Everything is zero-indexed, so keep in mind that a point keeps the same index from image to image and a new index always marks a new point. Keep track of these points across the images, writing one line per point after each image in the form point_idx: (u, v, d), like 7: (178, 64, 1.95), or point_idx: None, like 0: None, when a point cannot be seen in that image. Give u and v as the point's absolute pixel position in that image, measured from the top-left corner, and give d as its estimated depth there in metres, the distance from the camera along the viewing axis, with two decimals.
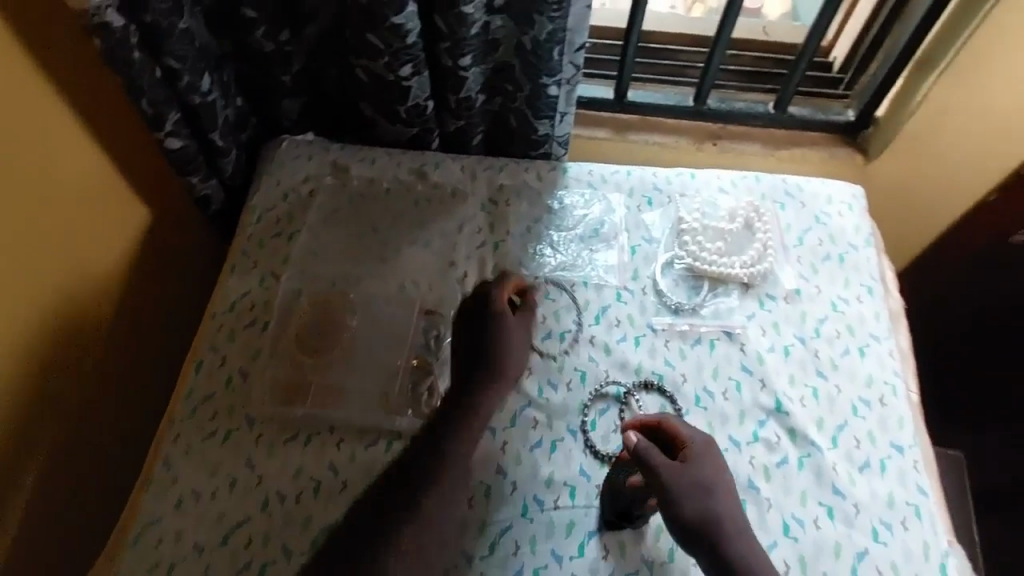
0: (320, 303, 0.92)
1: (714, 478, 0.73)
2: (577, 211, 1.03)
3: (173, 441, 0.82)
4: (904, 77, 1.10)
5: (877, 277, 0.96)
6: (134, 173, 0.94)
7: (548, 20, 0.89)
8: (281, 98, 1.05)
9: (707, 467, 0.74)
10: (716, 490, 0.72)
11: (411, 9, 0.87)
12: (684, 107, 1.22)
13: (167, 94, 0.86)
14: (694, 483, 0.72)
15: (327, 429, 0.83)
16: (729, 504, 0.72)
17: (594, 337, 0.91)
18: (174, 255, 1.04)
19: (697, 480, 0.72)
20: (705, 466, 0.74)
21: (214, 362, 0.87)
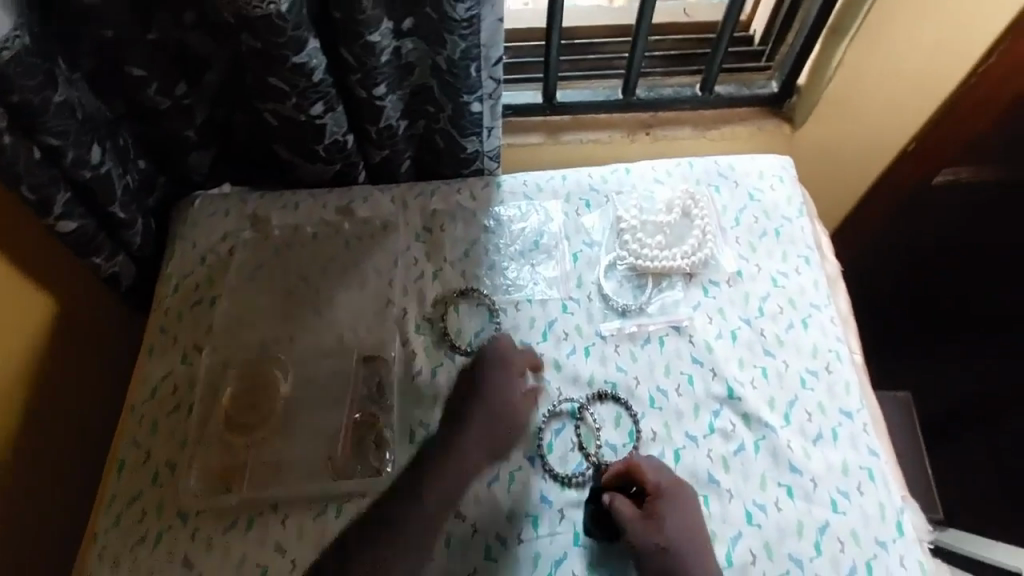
0: (248, 373, 0.87)
1: (682, 524, 0.73)
2: (515, 225, 0.99)
3: (99, 555, 0.77)
4: (820, 43, 1.09)
5: (813, 246, 0.95)
6: (32, 270, 0.90)
7: (460, 39, 0.84)
8: (190, 154, 1.01)
9: (672, 513, 0.74)
10: (683, 538, 0.72)
11: (313, 45, 0.82)
12: (613, 101, 1.19)
13: (52, 174, 0.83)
14: (659, 533, 0.72)
15: (270, 507, 0.79)
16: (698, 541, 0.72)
17: (544, 355, 0.88)
18: (90, 337, 1.01)
19: (660, 529, 0.73)
20: (672, 512, 0.74)
21: (137, 458, 0.83)
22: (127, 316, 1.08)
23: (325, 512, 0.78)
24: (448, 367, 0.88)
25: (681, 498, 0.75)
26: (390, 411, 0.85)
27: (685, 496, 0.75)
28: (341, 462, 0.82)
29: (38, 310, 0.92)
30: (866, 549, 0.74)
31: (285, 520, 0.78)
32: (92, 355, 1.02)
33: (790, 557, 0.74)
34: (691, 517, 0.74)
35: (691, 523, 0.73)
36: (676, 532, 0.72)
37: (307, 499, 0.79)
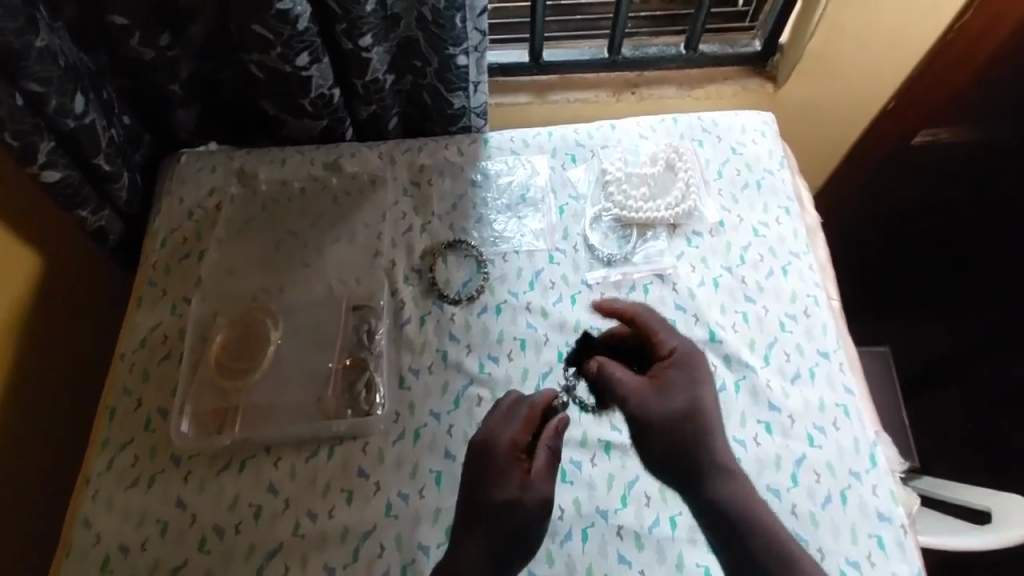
0: (239, 321, 0.89)
1: (694, 394, 0.67)
2: (502, 179, 1.00)
3: (93, 498, 0.78)
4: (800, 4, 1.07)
5: (793, 197, 0.96)
6: (18, 220, 0.90)
7: None
8: (174, 110, 1.01)
9: (683, 379, 0.68)
10: (696, 409, 0.66)
11: None
12: (599, 60, 1.19)
13: (35, 123, 0.82)
14: (662, 401, 0.66)
15: (263, 450, 0.81)
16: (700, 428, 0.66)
17: (530, 303, 0.89)
18: (77, 293, 1.01)
19: (672, 396, 0.67)
20: (682, 379, 0.68)
21: (129, 405, 0.84)
22: (114, 276, 1.08)
23: (317, 453, 0.80)
24: (436, 316, 0.89)
25: (693, 363, 0.70)
26: (380, 355, 0.86)
27: (699, 364, 0.70)
28: (331, 404, 0.84)
29: (24, 262, 0.92)
30: (841, 479, 0.76)
31: (277, 462, 0.80)
32: (80, 315, 1.02)
33: (769, 488, 0.76)
34: (706, 388, 0.69)
35: (703, 394, 0.68)
36: (688, 402, 0.67)
37: (298, 441, 0.81)
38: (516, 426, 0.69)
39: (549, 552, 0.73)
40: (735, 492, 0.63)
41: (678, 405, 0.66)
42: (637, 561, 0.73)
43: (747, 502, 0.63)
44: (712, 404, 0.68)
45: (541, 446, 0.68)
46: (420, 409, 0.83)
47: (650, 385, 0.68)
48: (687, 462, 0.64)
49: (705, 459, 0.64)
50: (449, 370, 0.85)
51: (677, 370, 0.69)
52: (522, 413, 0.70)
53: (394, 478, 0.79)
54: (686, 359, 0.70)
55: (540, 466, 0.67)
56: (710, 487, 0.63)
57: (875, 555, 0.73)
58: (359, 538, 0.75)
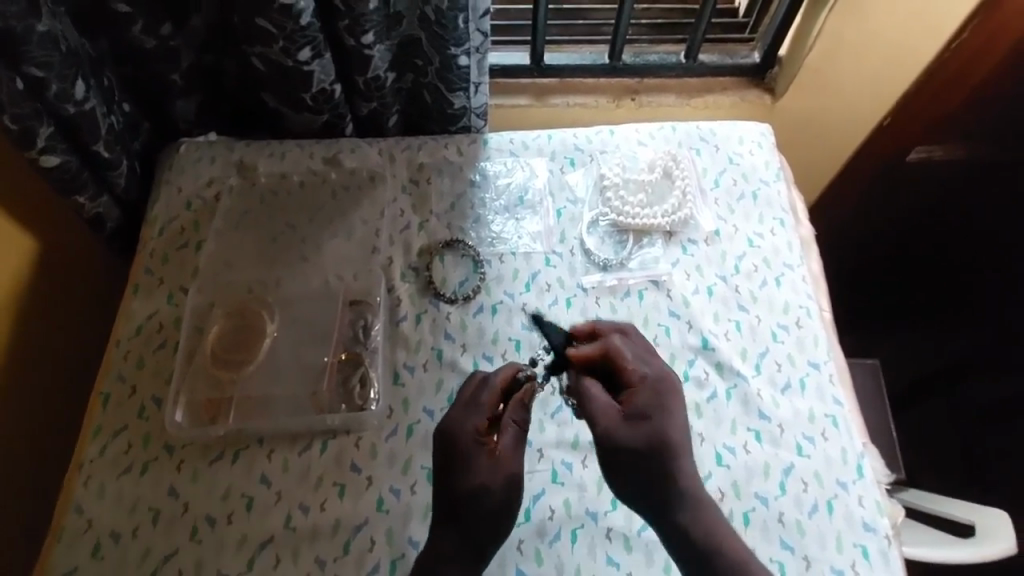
0: (235, 312, 0.89)
1: (662, 423, 0.67)
2: (500, 180, 1.01)
3: (84, 484, 0.78)
4: (795, 27, 1.12)
5: (788, 209, 0.98)
6: (15, 204, 0.90)
7: None
8: (175, 100, 1.01)
9: (650, 408, 0.68)
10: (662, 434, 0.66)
11: None
12: (600, 65, 1.20)
13: (34, 108, 0.82)
14: (628, 433, 0.66)
15: (256, 441, 0.81)
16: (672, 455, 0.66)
17: (526, 305, 0.90)
18: (73, 279, 1.01)
19: (637, 422, 0.67)
20: (650, 410, 0.68)
21: (123, 392, 0.84)
22: (111, 263, 1.08)
23: (311, 447, 0.81)
24: (432, 314, 0.89)
25: (662, 392, 0.69)
26: (375, 351, 0.87)
27: (668, 392, 0.70)
28: (325, 398, 0.84)
29: (22, 246, 0.92)
30: (828, 489, 0.78)
31: (271, 455, 0.80)
32: (75, 304, 1.02)
33: (757, 495, 0.77)
34: (675, 418, 0.68)
35: (672, 424, 0.67)
36: (654, 433, 0.66)
37: (292, 434, 0.81)
38: (478, 414, 0.68)
39: (539, 551, 0.74)
40: (699, 519, 0.65)
41: (642, 439, 0.66)
42: (625, 563, 0.74)
43: (711, 529, 0.65)
44: (676, 436, 0.67)
45: (505, 424, 0.69)
46: (414, 405, 0.83)
47: (618, 416, 0.68)
48: (652, 490, 0.66)
49: (671, 492, 0.65)
50: (444, 368, 0.86)
51: (645, 400, 0.69)
52: (483, 400, 0.69)
53: (387, 474, 0.79)
54: (656, 389, 0.70)
55: (506, 445, 0.68)
56: (675, 516, 0.65)
57: (859, 565, 0.74)
58: (352, 532, 0.76)
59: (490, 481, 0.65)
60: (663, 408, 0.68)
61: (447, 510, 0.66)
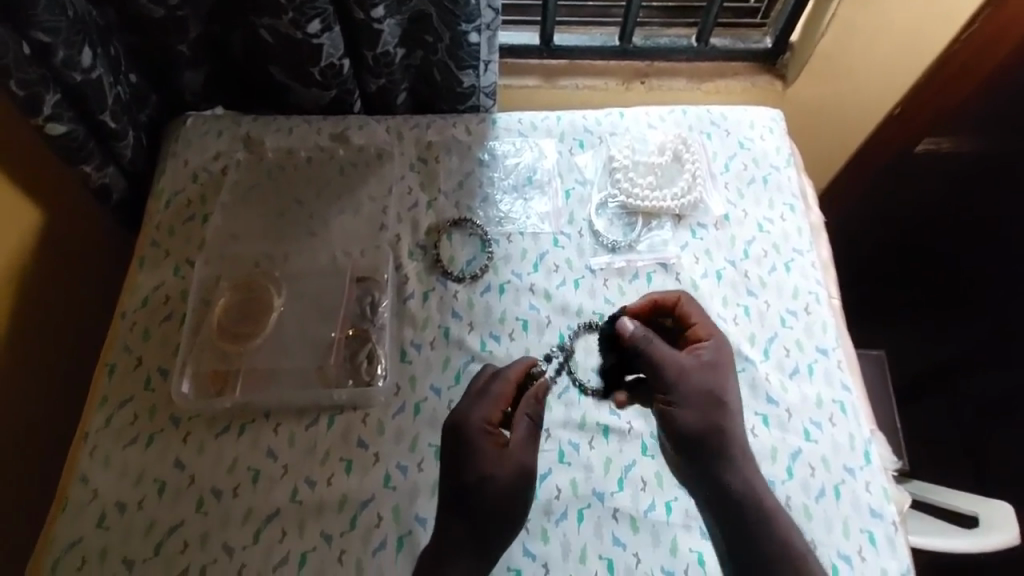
0: (242, 285, 0.89)
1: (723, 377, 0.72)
2: (509, 160, 1.00)
3: (90, 454, 0.78)
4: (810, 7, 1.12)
5: (798, 194, 0.97)
6: (20, 173, 0.89)
7: None
8: (182, 72, 0.99)
9: (715, 362, 0.73)
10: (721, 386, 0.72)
11: None
12: (610, 47, 1.19)
13: (41, 74, 0.81)
14: (697, 376, 0.71)
15: (262, 415, 0.81)
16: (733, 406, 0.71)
17: (534, 286, 0.90)
18: (78, 251, 1.00)
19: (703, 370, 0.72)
20: (714, 362, 0.73)
21: (129, 363, 0.83)
22: (116, 235, 1.07)
23: (317, 422, 0.81)
24: (439, 293, 0.89)
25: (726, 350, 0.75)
26: (382, 329, 0.87)
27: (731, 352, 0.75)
28: (332, 373, 0.84)
29: (27, 215, 0.91)
30: (835, 474, 0.78)
31: (277, 428, 0.80)
32: (79, 276, 1.01)
33: (764, 479, 0.77)
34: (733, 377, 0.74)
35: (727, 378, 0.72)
36: (717, 384, 0.71)
37: (298, 409, 0.81)
38: (488, 404, 0.69)
39: (545, 530, 0.74)
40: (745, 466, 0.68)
41: (709, 385, 0.71)
42: (631, 543, 0.74)
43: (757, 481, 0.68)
44: (731, 390, 0.72)
45: (519, 417, 0.70)
46: (420, 383, 0.83)
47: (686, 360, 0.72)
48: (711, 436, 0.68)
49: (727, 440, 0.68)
50: (451, 347, 0.85)
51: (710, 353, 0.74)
52: (494, 390, 0.70)
53: (394, 450, 0.79)
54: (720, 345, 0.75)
55: (518, 439, 0.68)
56: (728, 464, 0.67)
57: (866, 550, 0.74)
58: (358, 507, 0.76)
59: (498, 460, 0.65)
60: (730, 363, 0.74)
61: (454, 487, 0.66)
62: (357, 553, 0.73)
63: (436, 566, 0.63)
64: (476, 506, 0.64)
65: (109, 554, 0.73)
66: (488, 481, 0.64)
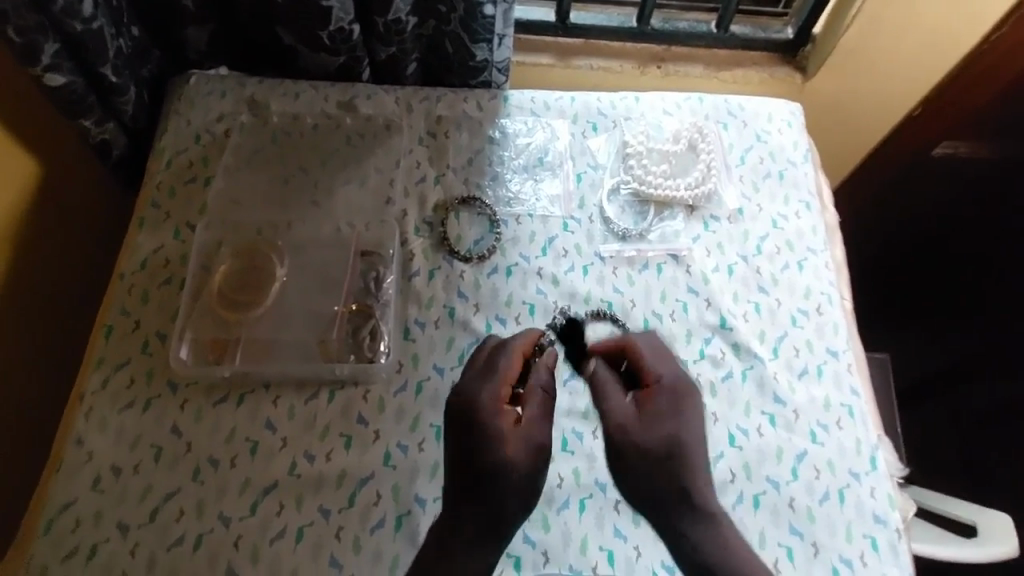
0: (245, 252, 0.86)
1: (678, 423, 0.63)
2: (521, 139, 0.98)
3: (85, 416, 0.76)
4: None
5: (813, 192, 0.96)
6: (17, 123, 0.85)
7: None
8: (186, 28, 0.96)
9: (666, 408, 0.64)
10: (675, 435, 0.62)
11: None
12: (627, 29, 1.16)
13: (41, 21, 0.78)
14: (640, 429, 0.63)
15: (262, 386, 0.79)
16: (693, 451, 0.63)
17: (542, 270, 0.88)
18: (76, 207, 0.97)
19: (648, 420, 0.63)
20: (665, 410, 0.64)
21: (126, 326, 0.81)
22: (116, 194, 1.04)
23: (317, 396, 0.79)
24: (445, 271, 0.87)
25: (681, 392, 0.66)
26: (386, 305, 0.85)
27: (689, 393, 0.66)
28: (334, 346, 0.82)
29: (23, 168, 0.88)
30: (840, 478, 0.77)
31: (276, 400, 0.78)
32: (76, 232, 0.98)
33: (768, 479, 0.77)
34: (691, 420, 0.64)
35: (685, 428, 0.63)
36: (666, 434, 0.62)
37: (298, 382, 0.79)
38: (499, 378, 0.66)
39: (546, 518, 0.73)
40: (716, 528, 0.60)
41: (655, 437, 0.62)
42: (632, 536, 0.73)
43: (726, 548, 0.59)
44: (688, 433, 0.63)
45: (531, 390, 0.66)
46: (423, 362, 0.81)
47: (628, 412, 0.64)
48: (662, 496, 0.61)
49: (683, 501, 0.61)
50: (456, 327, 0.84)
51: (660, 401, 0.65)
52: (501, 365, 0.67)
53: (395, 429, 0.78)
54: (675, 388, 0.66)
55: (530, 413, 0.64)
56: (691, 531, 0.60)
57: (868, 556, 0.74)
58: (357, 484, 0.75)
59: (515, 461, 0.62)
60: (692, 402, 0.66)
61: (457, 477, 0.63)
62: (355, 530, 0.72)
63: (439, 557, 0.62)
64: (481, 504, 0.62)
65: (103, 520, 0.71)
66: (504, 477, 0.61)
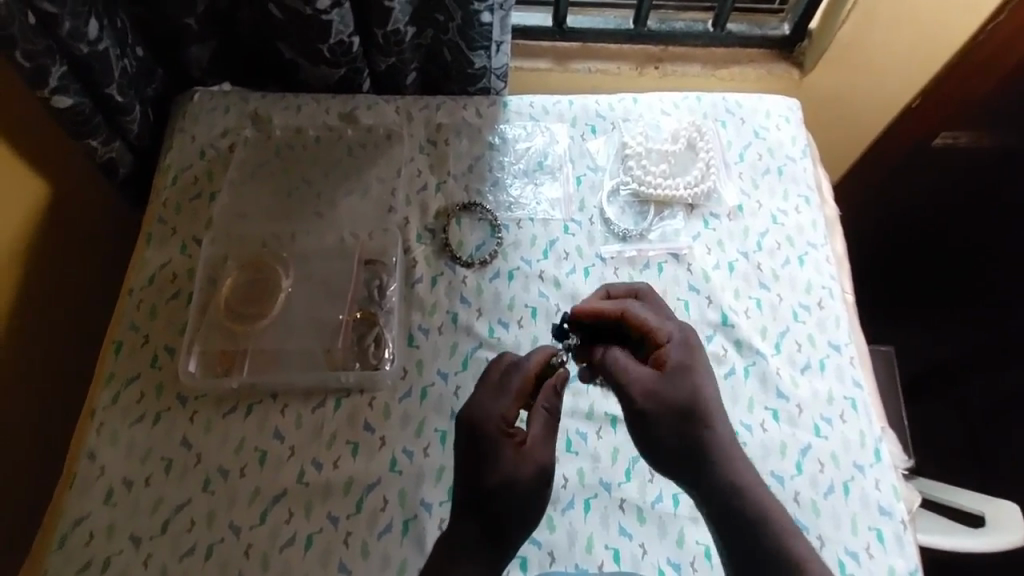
0: (250, 265, 0.88)
1: (696, 380, 0.65)
2: (520, 144, 0.99)
3: (97, 431, 0.78)
4: None
5: (813, 186, 0.96)
6: (25, 146, 0.87)
7: None
8: (189, 46, 0.97)
9: (682, 366, 0.66)
10: (695, 392, 0.64)
11: None
12: (624, 30, 1.16)
13: (47, 45, 0.79)
14: (661, 392, 0.64)
15: (270, 396, 0.80)
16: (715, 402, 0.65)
17: (544, 273, 0.89)
18: (84, 226, 0.99)
19: (668, 382, 0.65)
20: (681, 368, 0.66)
21: (135, 341, 0.83)
22: (122, 211, 1.06)
23: (324, 405, 0.80)
24: (448, 277, 0.88)
25: (692, 349, 0.68)
26: (390, 313, 0.86)
27: (700, 351, 0.68)
28: (339, 355, 0.84)
29: (32, 190, 0.90)
30: (845, 471, 0.77)
31: (284, 410, 0.80)
32: (84, 250, 1.00)
33: (773, 474, 0.77)
34: (706, 376, 0.66)
35: (701, 383, 0.65)
36: (686, 392, 0.64)
37: (305, 391, 0.81)
38: (508, 401, 0.66)
39: (551, 519, 0.74)
40: (739, 478, 0.62)
41: (677, 396, 0.64)
42: (637, 534, 0.74)
43: (751, 490, 0.61)
44: (706, 387, 0.65)
45: (537, 411, 0.68)
46: (428, 368, 0.82)
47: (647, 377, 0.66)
48: (688, 447, 0.63)
49: (706, 451, 0.63)
50: (459, 332, 0.85)
51: (675, 361, 0.66)
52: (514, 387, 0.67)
53: (400, 435, 0.79)
54: (685, 345, 0.68)
55: (534, 435, 0.66)
56: (717, 479, 0.62)
57: (873, 548, 0.74)
58: (363, 490, 0.75)
59: (516, 466, 0.63)
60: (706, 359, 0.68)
61: (461, 482, 0.64)
62: (363, 536, 0.73)
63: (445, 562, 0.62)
64: (485, 509, 0.62)
65: (115, 532, 0.73)
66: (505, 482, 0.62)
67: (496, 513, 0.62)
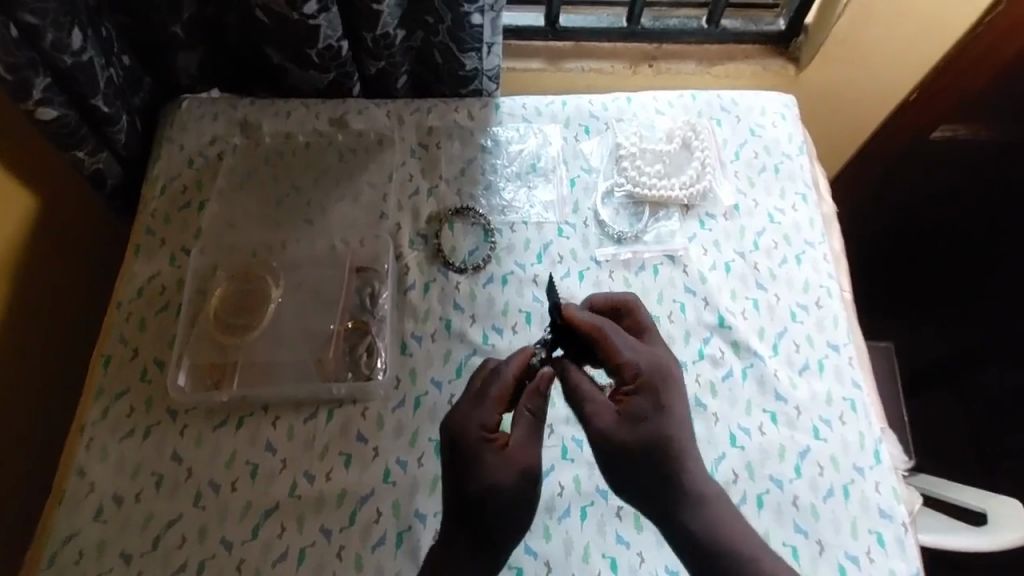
0: (239, 275, 0.87)
1: (663, 420, 0.63)
2: (513, 146, 0.97)
3: (87, 447, 0.77)
4: None
5: (810, 185, 0.94)
6: (9, 159, 0.86)
7: None
8: (176, 53, 0.96)
9: (649, 404, 0.64)
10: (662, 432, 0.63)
11: None
12: (617, 29, 1.15)
13: (29, 56, 0.78)
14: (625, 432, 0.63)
15: (261, 408, 0.79)
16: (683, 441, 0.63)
17: (538, 277, 0.87)
18: (72, 237, 0.98)
19: (632, 423, 0.63)
20: (647, 407, 0.64)
21: (124, 354, 0.82)
22: (110, 220, 1.05)
23: (316, 416, 0.79)
24: (440, 284, 0.87)
25: (660, 383, 0.65)
26: (382, 321, 0.85)
27: (669, 383, 0.65)
28: (331, 366, 0.82)
29: (18, 203, 0.88)
30: (844, 474, 0.76)
31: (275, 422, 0.79)
32: (73, 261, 0.99)
33: (772, 478, 0.76)
34: (675, 412, 0.64)
35: (669, 423, 0.63)
36: (652, 433, 0.62)
37: (296, 402, 0.80)
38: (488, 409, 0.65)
39: (547, 528, 0.73)
40: (710, 515, 0.61)
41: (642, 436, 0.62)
42: (635, 542, 0.72)
43: (721, 527, 0.61)
44: (673, 426, 0.63)
45: (519, 413, 0.66)
46: (421, 376, 0.81)
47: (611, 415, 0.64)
48: (653, 486, 0.62)
49: (674, 487, 0.62)
50: (452, 339, 0.84)
51: (642, 399, 0.64)
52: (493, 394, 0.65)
53: (394, 445, 0.78)
54: (653, 379, 0.65)
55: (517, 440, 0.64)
56: (684, 518, 0.61)
57: (874, 552, 0.73)
58: (357, 502, 0.74)
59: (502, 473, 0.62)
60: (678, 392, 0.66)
61: (453, 493, 0.63)
62: (356, 549, 0.72)
63: None
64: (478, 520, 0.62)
65: (106, 549, 0.72)
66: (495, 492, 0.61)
67: (488, 524, 0.61)
